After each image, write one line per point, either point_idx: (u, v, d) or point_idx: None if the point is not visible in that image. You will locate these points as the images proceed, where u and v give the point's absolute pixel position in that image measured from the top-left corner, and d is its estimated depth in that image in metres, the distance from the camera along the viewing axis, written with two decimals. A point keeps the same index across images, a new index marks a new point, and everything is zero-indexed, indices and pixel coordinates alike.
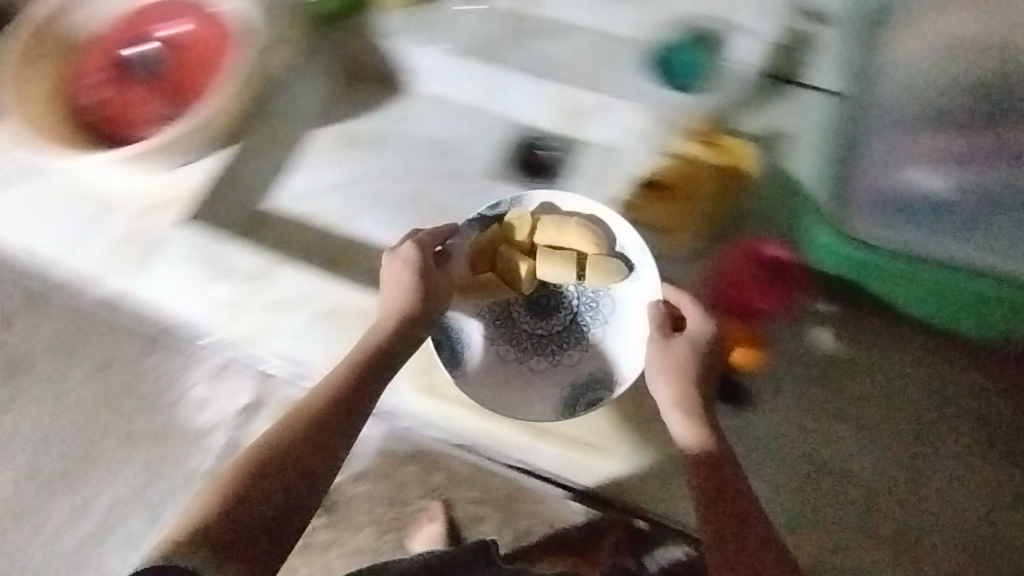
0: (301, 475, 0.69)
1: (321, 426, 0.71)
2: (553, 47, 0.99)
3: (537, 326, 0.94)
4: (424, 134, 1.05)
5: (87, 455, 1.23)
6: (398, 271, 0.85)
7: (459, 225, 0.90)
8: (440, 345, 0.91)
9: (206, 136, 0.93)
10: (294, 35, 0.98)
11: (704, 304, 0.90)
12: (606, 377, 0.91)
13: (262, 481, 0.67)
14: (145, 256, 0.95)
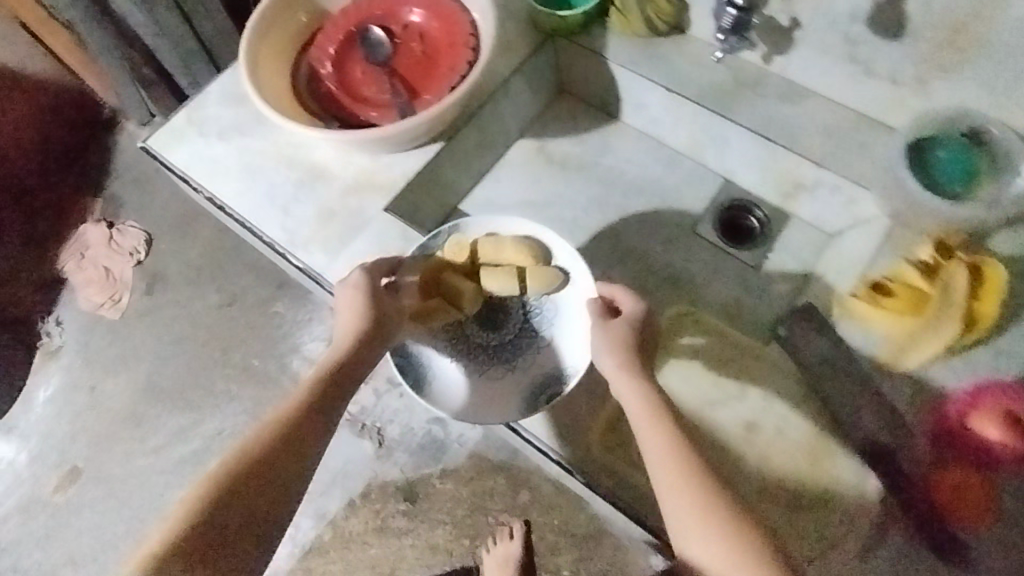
0: (270, 483, 0.68)
1: (288, 436, 0.71)
2: (793, 113, 0.88)
3: (489, 338, 0.90)
4: (631, 171, 1.02)
5: (192, 377, 1.37)
6: (351, 301, 0.80)
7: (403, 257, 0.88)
8: (405, 372, 0.87)
9: (425, 133, 0.90)
10: (521, 44, 0.96)
11: (926, 438, 0.74)
12: (555, 377, 0.86)
13: (243, 488, 0.66)
14: (345, 234, 0.92)
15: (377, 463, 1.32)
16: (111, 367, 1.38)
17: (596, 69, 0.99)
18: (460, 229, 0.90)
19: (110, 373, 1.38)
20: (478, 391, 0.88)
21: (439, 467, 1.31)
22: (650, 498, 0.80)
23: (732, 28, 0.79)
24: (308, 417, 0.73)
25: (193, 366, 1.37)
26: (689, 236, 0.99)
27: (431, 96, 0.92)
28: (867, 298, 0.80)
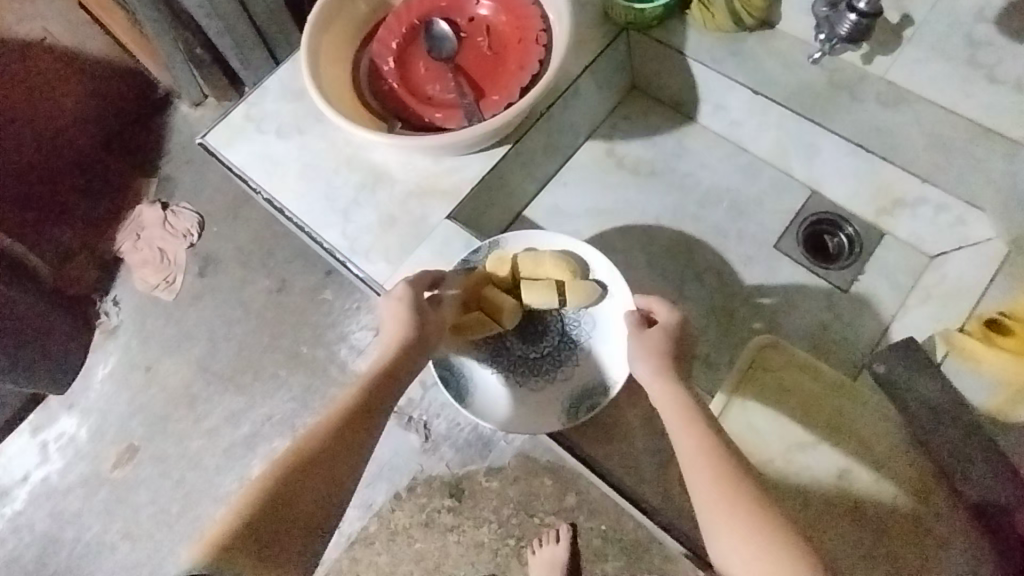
0: (323, 480, 0.64)
1: (340, 433, 0.66)
2: (895, 121, 0.79)
3: (527, 350, 0.85)
4: (708, 179, 0.95)
5: (236, 363, 1.26)
6: (395, 313, 0.74)
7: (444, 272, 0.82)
8: (447, 385, 0.83)
9: (491, 137, 0.85)
10: (594, 40, 0.89)
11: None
12: (596, 386, 0.82)
13: (301, 486, 0.63)
14: (405, 242, 0.88)
15: (424, 456, 1.17)
16: (170, 347, 1.27)
17: (672, 65, 0.91)
18: (496, 245, 0.84)
19: (172, 352, 1.27)
20: (521, 404, 0.83)
21: (484, 464, 1.15)
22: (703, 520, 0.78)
23: (848, 36, 0.71)
24: (352, 412, 0.68)
25: (254, 349, 1.26)
26: (771, 252, 0.92)
27: (497, 97, 0.85)
28: (979, 336, 0.74)
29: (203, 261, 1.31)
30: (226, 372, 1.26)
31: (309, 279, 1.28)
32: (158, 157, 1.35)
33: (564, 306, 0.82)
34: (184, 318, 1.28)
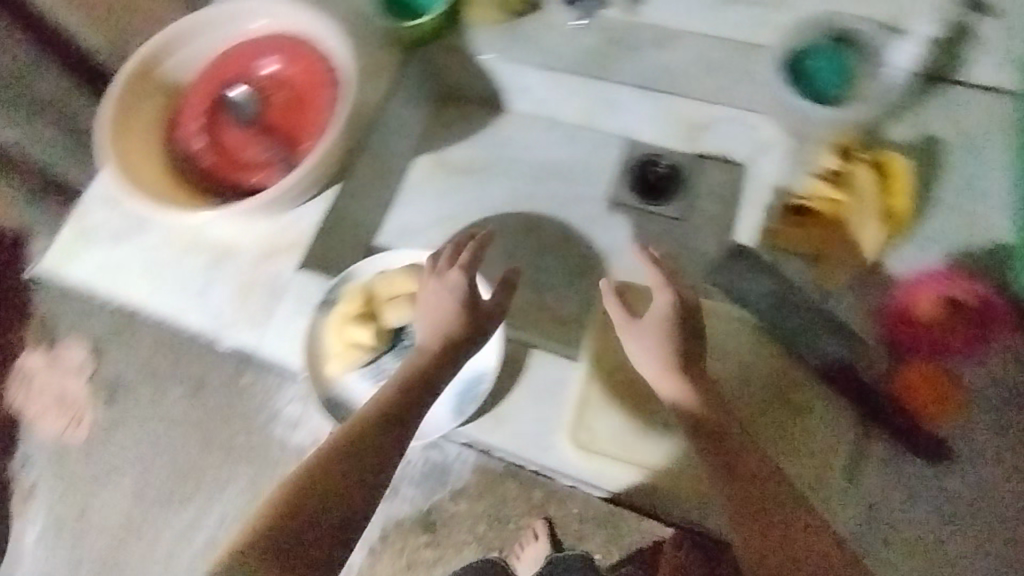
0: (356, 483, 0.64)
1: (374, 440, 0.67)
2: (668, 57, 0.90)
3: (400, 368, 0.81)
4: (534, 158, 0.99)
5: (167, 483, 1.19)
6: (438, 300, 0.76)
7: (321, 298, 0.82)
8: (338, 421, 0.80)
9: (317, 183, 0.87)
10: (388, 63, 0.94)
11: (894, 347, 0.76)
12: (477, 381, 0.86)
13: (330, 493, 0.63)
14: (268, 305, 0.89)
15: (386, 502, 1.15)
16: (96, 487, 1.21)
17: (470, 66, 0.98)
18: (348, 278, 0.82)
19: (100, 491, 1.21)
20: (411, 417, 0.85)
21: (447, 490, 1.13)
22: (620, 458, 0.82)
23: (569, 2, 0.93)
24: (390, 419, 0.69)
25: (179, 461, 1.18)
26: (608, 207, 0.95)
27: (311, 143, 0.88)
28: (792, 223, 0.80)
29: (98, 391, 1.21)
30: (159, 495, 1.19)
31: (220, 372, 1.17)
32: (25, 301, 1.29)
33: (427, 314, 0.81)
34: (96, 455, 1.21)
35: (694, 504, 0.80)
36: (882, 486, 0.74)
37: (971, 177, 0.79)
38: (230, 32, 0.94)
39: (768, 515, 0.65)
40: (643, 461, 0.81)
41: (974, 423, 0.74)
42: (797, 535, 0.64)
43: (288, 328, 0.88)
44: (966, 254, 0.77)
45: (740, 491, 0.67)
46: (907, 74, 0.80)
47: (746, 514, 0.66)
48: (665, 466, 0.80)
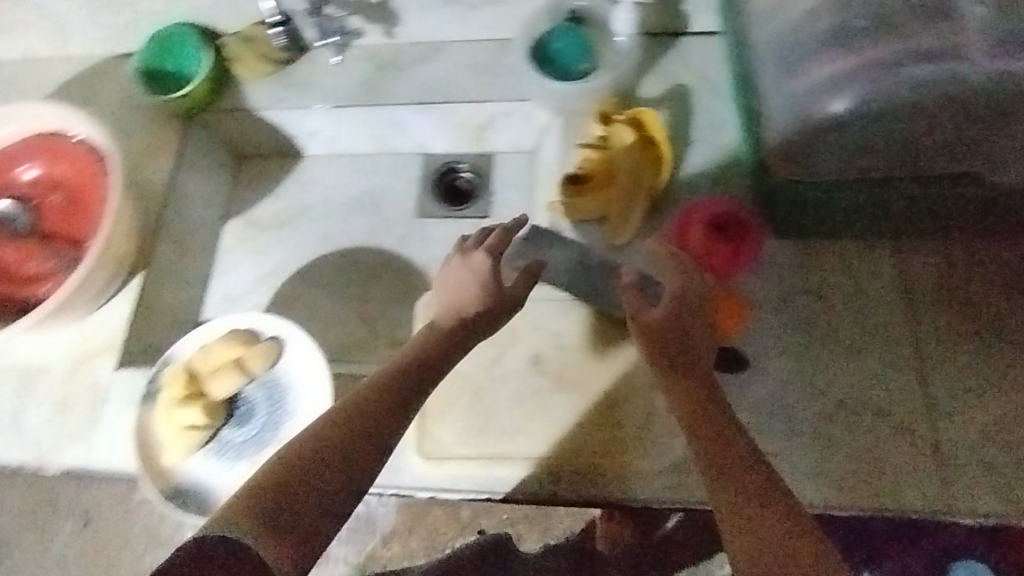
0: (343, 469, 0.55)
1: (368, 418, 0.58)
2: (432, 70, 0.94)
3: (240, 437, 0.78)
4: (344, 192, 1.01)
5: None
6: (457, 275, 0.70)
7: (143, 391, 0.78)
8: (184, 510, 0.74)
9: (105, 278, 0.83)
10: (172, 139, 0.95)
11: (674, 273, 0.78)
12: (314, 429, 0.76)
13: (314, 477, 0.54)
14: (87, 415, 0.82)
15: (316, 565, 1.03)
16: None
17: (249, 122, 0.98)
18: (167, 362, 0.79)
19: None
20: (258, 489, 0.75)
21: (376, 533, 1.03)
22: (476, 453, 0.75)
23: (288, 43, 0.93)
24: (387, 402, 0.60)
25: None
26: (418, 221, 0.99)
27: (90, 238, 0.84)
28: (571, 193, 0.83)
29: None
30: None
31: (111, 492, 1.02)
32: None
33: (253, 376, 0.79)
34: None
35: (542, 480, 0.73)
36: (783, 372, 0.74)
37: (723, 112, 0.86)
38: None
39: (729, 456, 0.58)
40: (493, 453, 0.75)
41: (801, 317, 0.76)
42: (752, 478, 0.57)
43: (115, 431, 0.81)
44: (728, 184, 0.82)
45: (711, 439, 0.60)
46: (632, 37, 0.87)
47: (712, 456, 0.59)
48: (540, 453, 0.74)
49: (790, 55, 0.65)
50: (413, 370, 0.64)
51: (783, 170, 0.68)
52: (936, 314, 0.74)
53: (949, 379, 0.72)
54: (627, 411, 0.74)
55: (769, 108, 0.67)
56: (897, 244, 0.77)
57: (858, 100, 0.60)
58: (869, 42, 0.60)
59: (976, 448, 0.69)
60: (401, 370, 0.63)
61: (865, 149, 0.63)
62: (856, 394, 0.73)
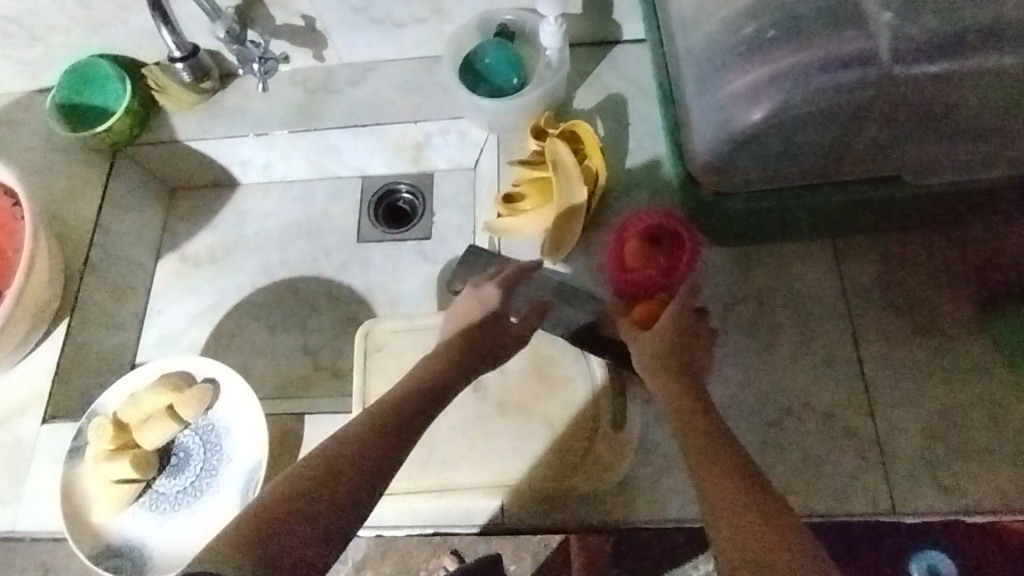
0: (326, 512, 0.48)
1: (362, 458, 0.53)
2: (364, 91, 0.92)
3: (177, 485, 0.76)
4: (281, 220, 0.99)
5: None
6: (466, 309, 0.73)
7: (71, 444, 0.75)
8: (119, 567, 0.72)
9: (27, 326, 0.80)
10: (97, 174, 0.92)
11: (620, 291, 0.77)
12: (250, 472, 0.74)
13: (297, 520, 0.47)
14: (13, 474, 0.78)
15: None
16: None
17: (178, 154, 0.95)
18: (96, 413, 0.77)
19: None
20: (194, 538, 0.73)
21: None
22: (434, 486, 0.73)
23: (194, 77, 0.89)
24: (384, 439, 0.55)
25: None
26: (358, 246, 0.96)
27: (7, 286, 0.80)
28: (508, 212, 0.81)
29: None
30: None
31: None
32: None
33: (187, 421, 0.76)
34: None
35: (494, 507, 0.72)
36: (730, 387, 0.73)
37: (658, 120, 0.85)
38: None
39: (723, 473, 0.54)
40: (438, 485, 0.73)
41: (738, 329, 0.75)
42: (753, 498, 0.52)
43: (43, 489, 0.78)
44: (665, 193, 0.81)
45: (702, 453, 0.57)
46: (561, 48, 0.83)
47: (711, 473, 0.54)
48: (495, 481, 0.72)
49: (706, 73, 0.64)
50: (412, 406, 0.60)
51: (706, 181, 0.67)
52: (876, 310, 0.75)
53: (892, 375, 0.72)
54: (578, 432, 0.73)
55: (691, 116, 0.66)
56: (835, 244, 0.77)
57: (772, 109, 0.60)
58: (780, 50, 0.59)
59: (922, 443, 0.69)
60: (399, 403, 0.59)
61: (783, 156, 0.63)
62: (802, 395, 0.72)
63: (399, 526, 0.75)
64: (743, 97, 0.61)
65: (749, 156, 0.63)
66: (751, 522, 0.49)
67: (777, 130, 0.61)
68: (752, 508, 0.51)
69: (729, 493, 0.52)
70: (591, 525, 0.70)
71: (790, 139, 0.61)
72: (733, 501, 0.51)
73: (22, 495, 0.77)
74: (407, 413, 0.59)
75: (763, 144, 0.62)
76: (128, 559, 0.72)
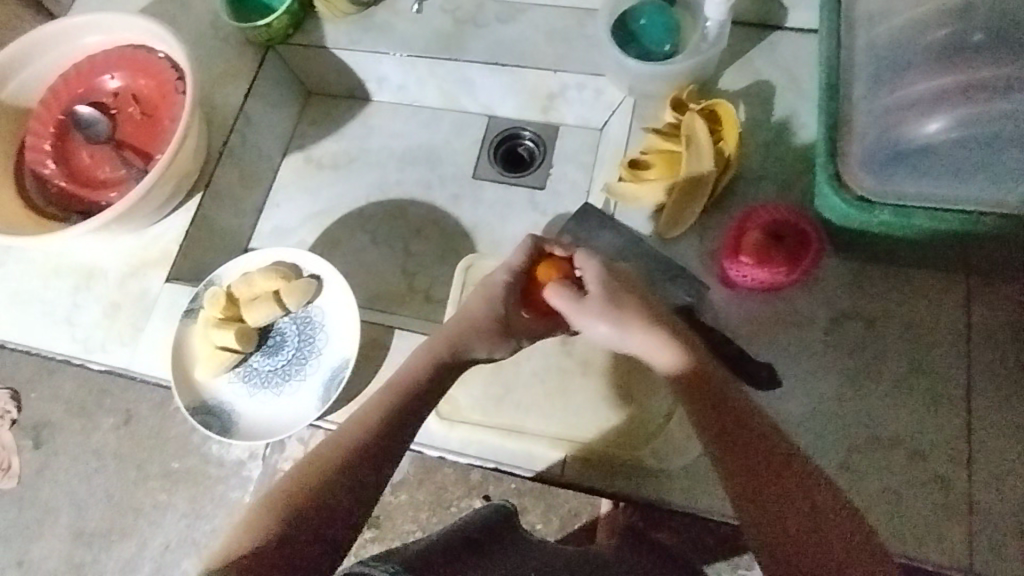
0: (352, 489, 0.56)
1: (364, 452, 0.57)
2: (511, 30, 0.91)
3: (269, 364, 0.82)
4: (402, 142, 1.01)
5: None
6: (483, 296, 0.70)
7: (189, 305, 0.82)
8: (209, 424, 0.79)
9: (167, 193, 0.86)
10: (247, 65, 0.96)
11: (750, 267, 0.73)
12: (337, 370, 0.79)
13: (323, 497, 0.54)
14: (135, 320, 0.87)
15: None
16: None
17: (323, 60, 0.98)
18: (213, 282, 0.83)
19: None
20: (276, 417, 0.79)
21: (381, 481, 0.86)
22: (502, 422, 0.75)
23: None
24: (380, 435, 0.59)
25: None
26: (472, 182, 0.98)
27: (160, 153, 0.87)
28: (630, 177, 0.80)
29: None
30: None
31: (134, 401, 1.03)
32: None
33: (290, 310, 0.82)
34: None
35: (558, 459, 0.74)
36: (821, 401, 0.70)
37: (805, 115, 0.81)
38: (66, 49, 0.92)
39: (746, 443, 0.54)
40: (508, 425, 0.75)
41: (841, 345, 0.72)
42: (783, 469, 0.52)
43: (156, 340, 0.86)
44: (796, 192, 0.78)
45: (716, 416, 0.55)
46: (723, 22, 0.79)
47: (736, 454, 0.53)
48: (561, 436, 0.73)
49: (881, 75, 0.62)
50: (405, 401, 0.62)
51: (853, 182, 0.63)
52: (1000, 360, 0.69)
53: (1000, 430, 0.67)
54: (652, 408, 0.73)
55: (853, 113, 0.64)
56: (968, 281, 0.72)
57: (951, 124, 0.57)
58: (978, 62, 0.56)
59: (1018, 508, 0.65)
60: (389, 405, 0.61)
61: (952, 175, 0.59)
62: (894, 431, 0.69)
63: (464, 454, 0.78)
64: (917, 107, 0.59)
65: (907, 171, 0.61)
66: (776, 499, 0.51)
67: (944, 150, 0.58)
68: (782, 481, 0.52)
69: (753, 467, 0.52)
70: (653, 501, 0.70)
71: (956, 161, 0.59)
72: (749, 467, 0.53)
73: (140, 341, 0.87)
74: (403, 409, 0.61)
75: (925, 160, 0.60)
76: (220, 419, 0.79)
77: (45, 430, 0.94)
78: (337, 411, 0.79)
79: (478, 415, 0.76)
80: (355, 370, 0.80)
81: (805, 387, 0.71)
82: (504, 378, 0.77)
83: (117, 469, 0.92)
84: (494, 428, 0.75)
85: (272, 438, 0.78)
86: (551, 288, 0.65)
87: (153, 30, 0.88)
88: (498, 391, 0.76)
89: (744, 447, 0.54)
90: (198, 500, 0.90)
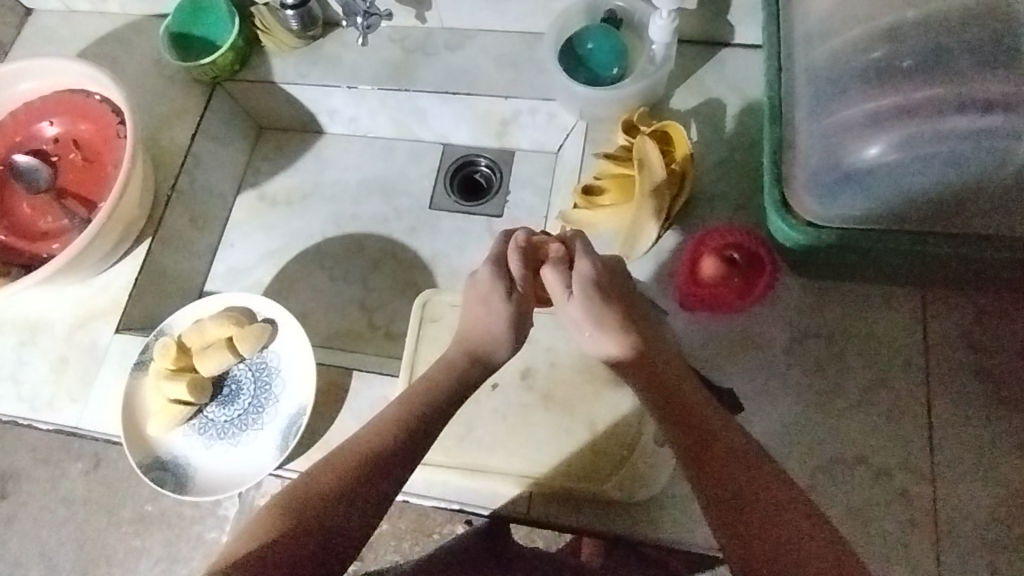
0: (357, 510, 0.55)
1: (380, 466, 0.57)
2: (461, 58, 0.90)
3: (224, 415, 0.79)
4: (356, 174, 1.00)
5: None
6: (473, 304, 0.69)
7: (138, 357, 0.80)
8: (164, 481, 0.77)
9: (114, 240, 0.83)
10: (194, 103, 0.94)
11: (690, 290, 0.75)
12: (295, 419, 0.76)
13: (338, 507, 0.54)
14: (85, 372, 0.85)
15: None
16: None
17: (272, 94, 0.96)
18: (163, 332, 0.81)
19: None
20: (232, 471, 0.77)
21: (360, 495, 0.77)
22: (468, 460, 0.74)
23: (302, 26, 0.91)
24: (396, 444, 0.59)
25: None
26: (429, 212, 0.97)
27: (104, 200, 0.84)
28: (585, 204, 0.79)
29: None
30: None
31: None
32: None
33: (244, 357, 0.80)
34: None
35: (521, 495, 0.72)
36: (787, 422, 0.70)
37: (754, 133, 0.81)
38: (1, 97, 0.89)
39: (716, 450, 0.56)
40: (471, 463, 0.74)
41: (797, 364, 0.72)
42: (746, 469, 0.55)
43: (108, 394, 0.83)
44: (749, 210, 0.78)
45: (678, 423, 0.58)
46: (670, 44, 0.78)
47: (695, 447, 0.57)
48: (527, 475, 0.72)
49: (823, 96, 0.62)
50: (417, 420, 0.61)
51: (801, 209, 0.63)
52: (958, 373, 0.69)
53: (963, 446, 0.67)
54: (616, 435, 0.72)
55: (797, 138, 0.64)
56: (923, 293, 0.72)
57: (891, 147, 0.58)
58: (913, 85, 0.57)
59: (984, 522, 0.65)
60: (404, 417, 0.61)
61: (894, 197, 0.60)
62: (857, 448, 0.68)
63: (426, 496, 0.76)
64: (859, 130, 0.59)
65: (851, 194, 0.61)
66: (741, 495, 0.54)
67: (883, 174, 0.59)
68: (743, 479, 0.54)
69: (722, 475, 0.55)
70: (611, 534, 0.69)
71: (897, 183, 0.59)
72: (723, 477, 0.55)
73: (88, 393, 0.84)
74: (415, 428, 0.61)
75: (870, 183, 0.60)
76: (174, 474, 0.77)
77: (6, 482, 0.87)
78: (296, 460, 0.77)
79: (443, 456, 0.74)
80: (313, 417, 0.78)
81: (769, 408, 0.71)
82: (467, 415, 0.75)
83: (84, 520, 0.85)
84: (463, 472, 0.74)
85: (228, 491, 0.76)
86: (549, 272, 0.67)
87: (92, 74, 0.85)
88: (461, 430, 0.75)
89: (715, 457, 0.56)
90: (173, 543, 0.83)
